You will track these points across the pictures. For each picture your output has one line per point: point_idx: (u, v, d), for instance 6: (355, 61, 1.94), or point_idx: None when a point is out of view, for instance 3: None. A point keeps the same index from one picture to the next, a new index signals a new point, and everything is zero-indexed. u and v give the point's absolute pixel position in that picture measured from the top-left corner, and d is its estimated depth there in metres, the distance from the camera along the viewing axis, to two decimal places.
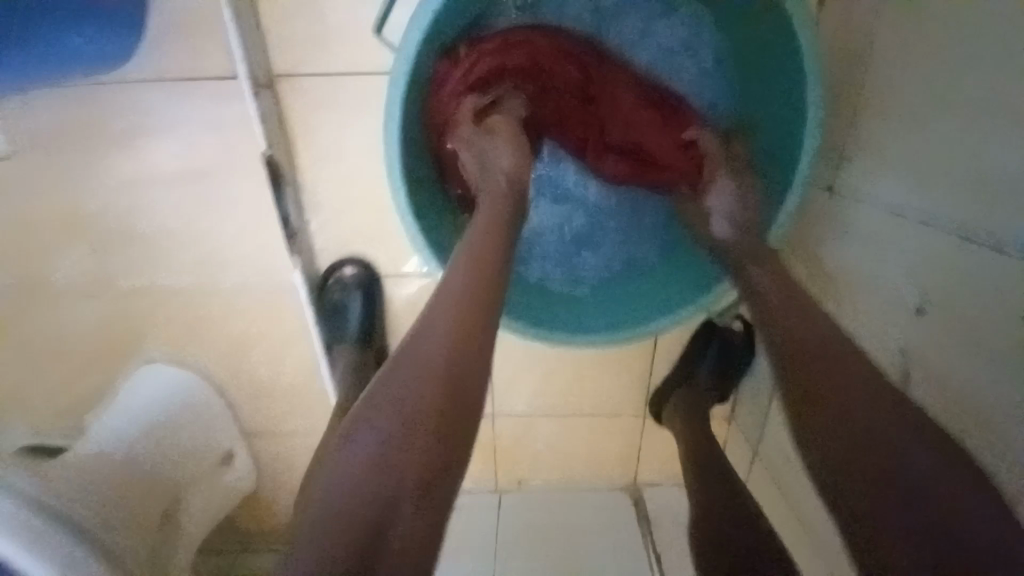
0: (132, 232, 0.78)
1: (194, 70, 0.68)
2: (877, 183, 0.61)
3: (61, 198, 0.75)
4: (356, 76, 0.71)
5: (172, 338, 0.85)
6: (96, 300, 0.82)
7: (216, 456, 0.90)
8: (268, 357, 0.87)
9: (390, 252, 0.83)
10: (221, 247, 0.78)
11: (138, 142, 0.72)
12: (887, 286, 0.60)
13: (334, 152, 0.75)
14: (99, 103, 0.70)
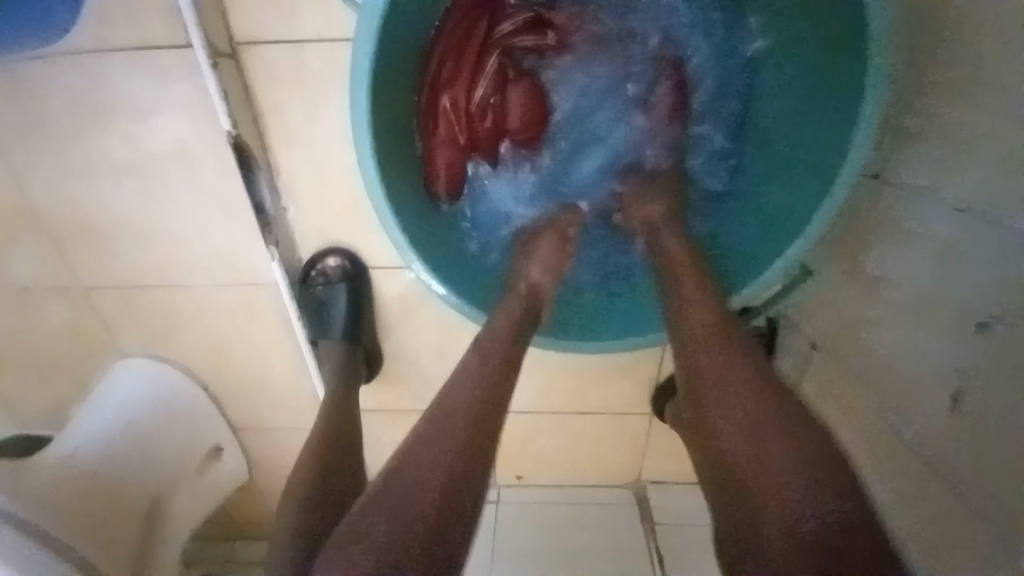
0: (91, 223, 0.71)
1: (141, 37, 0.59)
2: (942, 179, 0.53)
3: (9, 186, 0.68)
4: (327, 43, 0.61)
5: (146, 333, 0.80)
6: (62, 294, 0.76)
7: (201, 454, 0.87)
8: (249, 354, 0.82)
9: (375, 242, 0.75)
10: (189, 238, 0.71)
11: (86, 121, 0.64)
12: (948, 298, 0.51)
13: (308, 131, 0.67)
14: (37, 76, 0.61)
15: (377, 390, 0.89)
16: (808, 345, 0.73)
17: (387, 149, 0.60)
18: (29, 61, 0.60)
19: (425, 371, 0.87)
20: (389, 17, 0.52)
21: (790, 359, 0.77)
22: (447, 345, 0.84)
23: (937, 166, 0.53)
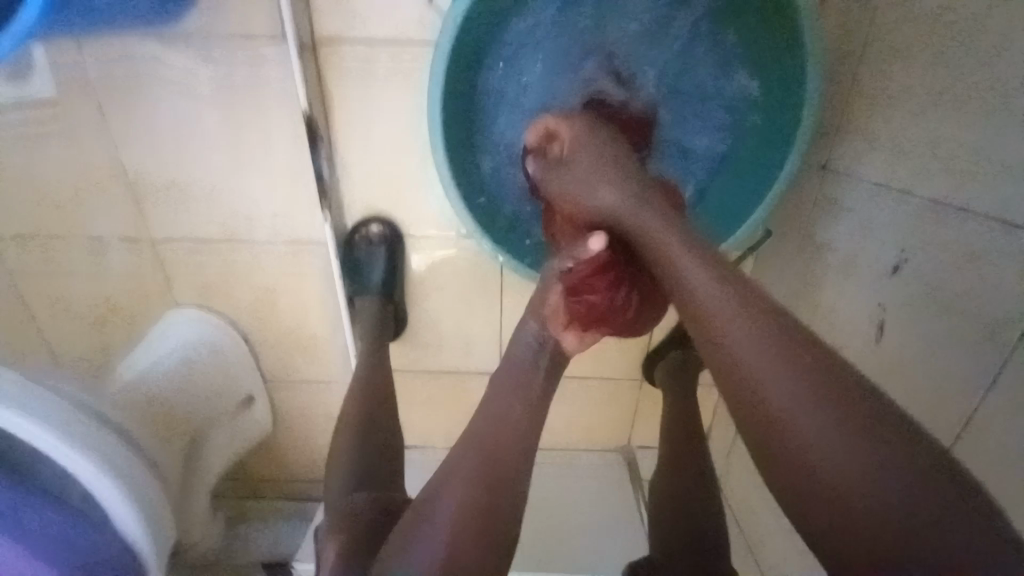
0: (171, 181, 0.83)
1: (242, 29, 0.72)
2: (864, 162, 0.65)
3: (103, 144, 0.79)
4: (391, 43, 0.76)
5: (201, 284, 0.91)
6: (133, 244, 0.87)
7: (236, 400, 0.96)
8: (291, 308, 0.93)
9: (411, 212, 0.88)
10: (253, 199, 0.84)
11: (181, 94, 0.76)
12: (864, 257, 0.65)
13: (366, 112, 0.80)
14: (148, 55, 0.74)
15: (398, 350, 1.00)
16: None
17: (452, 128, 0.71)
18: None
19: (442, 333, 0.98)
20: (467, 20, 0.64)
21: None
22: (467, 309, 0.96)
23: (861, 157, 0.65)
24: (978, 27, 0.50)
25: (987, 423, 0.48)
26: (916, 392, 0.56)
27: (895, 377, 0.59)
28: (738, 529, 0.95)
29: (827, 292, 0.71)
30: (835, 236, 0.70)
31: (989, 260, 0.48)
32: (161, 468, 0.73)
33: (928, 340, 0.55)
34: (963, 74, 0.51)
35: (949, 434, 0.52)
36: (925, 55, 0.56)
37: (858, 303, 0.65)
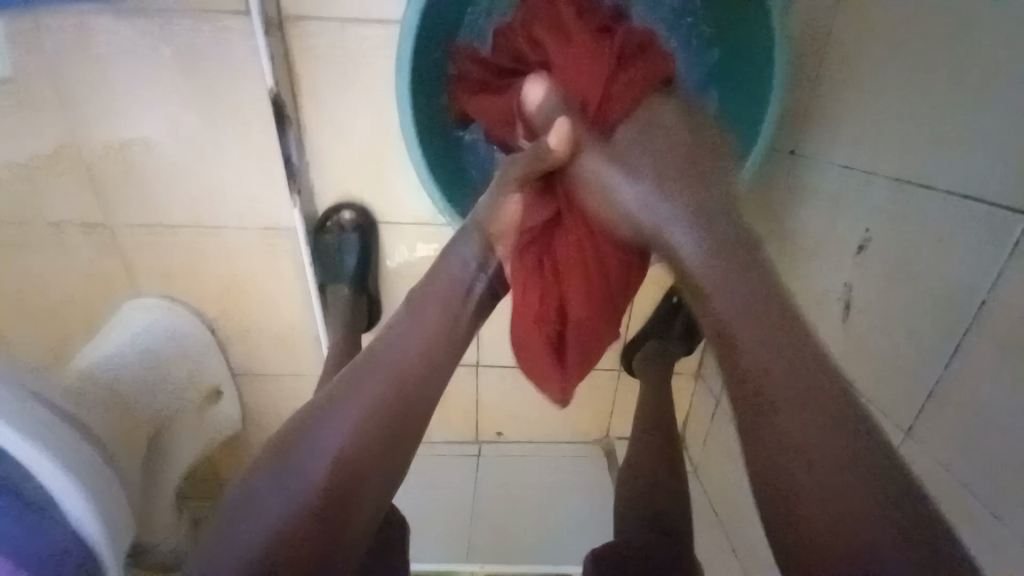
0: (136, 164, 0.79)
1: (203, 5, 0.70)
2: (830, 144, 0.66)
3: (55, 125, 0.75)
4: (359, 22, 0.74)
5: (161, 272, 0.88)
6: (89, 230, 0.83)
7: (202, 394, 0.92)
8: (259, 297, 0.91)
9: (384, 198, 0.86)
10: (218, 184, 0.81)
11: (136, 73, 0.74)
12: (831, 237, 0.66)
13: (334, 93, 0.78)
14: (103, 33, 0.71)
15: None
16: None
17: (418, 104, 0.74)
18: (101, 14, 0.70)
19: None
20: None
21: None
22: None
23: (828, 141, 0.66)
24: (934, 4, 0.51)
25: (950, 394, 0.50)
26: (882, 366, 0.57)
27: (862, 357, 0.60)
28: (710, 501, 0.96)
29: (798, 274, 0.72)
30: (804, 219, 0.71)
31: (953, 235, 0.49)
32: (124, 474, 0.71)
33: (890, 317, 0.56)
34: (919, 51, 0.52)
35: (912, 408, 0.53)
36: (886, 37, 0.57)
37: (826, 283, 0.67)
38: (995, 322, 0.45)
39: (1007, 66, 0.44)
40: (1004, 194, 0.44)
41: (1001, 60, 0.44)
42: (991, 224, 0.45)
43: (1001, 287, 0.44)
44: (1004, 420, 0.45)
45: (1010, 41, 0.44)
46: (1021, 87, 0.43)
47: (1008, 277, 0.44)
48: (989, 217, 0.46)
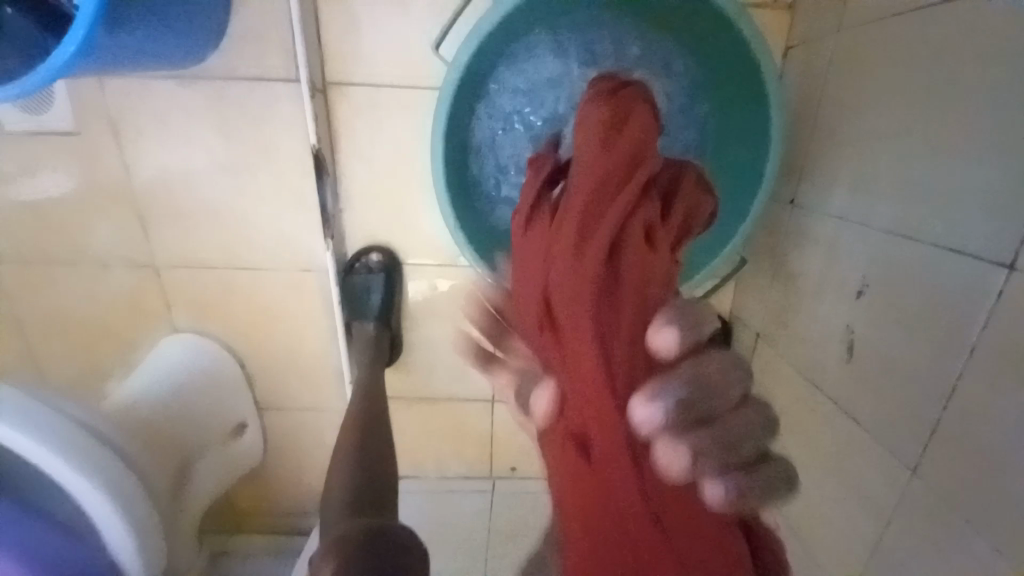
0: (184, 209, 0.86)
1: (257, 73, 0.79)
2: (826, 197, 0.72)
3: (117, 175, 0.84)
4: (396, 87, 0.83)
5: (198, 309, 0.93)
6: (137, 269, 0.89)
7: (227, 427, 0.95)
8: (289, 335, 0.96)
9: (410, 241, 0.92)
10: (259, 230, 0.88)
11: (193, 130, 0.82)
12: (832, 282, 0.70)
13: (369, 149, 0.86)
14: (167, 97, 0.80)
15: (392, 377, 1.02)
16: (754, 337, 0.90)
17: (452, 158, 0.77)
18: (167, 81, 0.79)
19: (435, 360, 1.01)
20: (504, 20, 0.70)
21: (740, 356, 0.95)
22: (459, 334, 0.99)
23: (825, 193, 0.72)
24: (914, 80, 0.57)
25: (952, 433, 0.52)
26: (887, 403, 0.60)
27: (868, 397, 0.63)
28: None
29: (802, 316, 0.76)
30: (805, 264, 0.76)
31: (944, 284, 0.53)
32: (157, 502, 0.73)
33: (892, 359, 0.59)
34: (902, 119, 0.58)
35: (916, 447, 0.56)
36: (872, 104, 0.63)
37: (829, 325, 0.70)
38: (986, 364, 0.49)
39: (979, 135, 0.49)
40: (985, 248, 0.49)
41: (973, 129, 0.50)
42: (976, 274, 0.50)
43: (990, 332, 0.48)
44: (1004, 458, 0.47)
45: (979, 114, 0.49)
46: (991, 155, 0.48)
47: (994, 322, 0.48)
48: (973, 267, 0.50)
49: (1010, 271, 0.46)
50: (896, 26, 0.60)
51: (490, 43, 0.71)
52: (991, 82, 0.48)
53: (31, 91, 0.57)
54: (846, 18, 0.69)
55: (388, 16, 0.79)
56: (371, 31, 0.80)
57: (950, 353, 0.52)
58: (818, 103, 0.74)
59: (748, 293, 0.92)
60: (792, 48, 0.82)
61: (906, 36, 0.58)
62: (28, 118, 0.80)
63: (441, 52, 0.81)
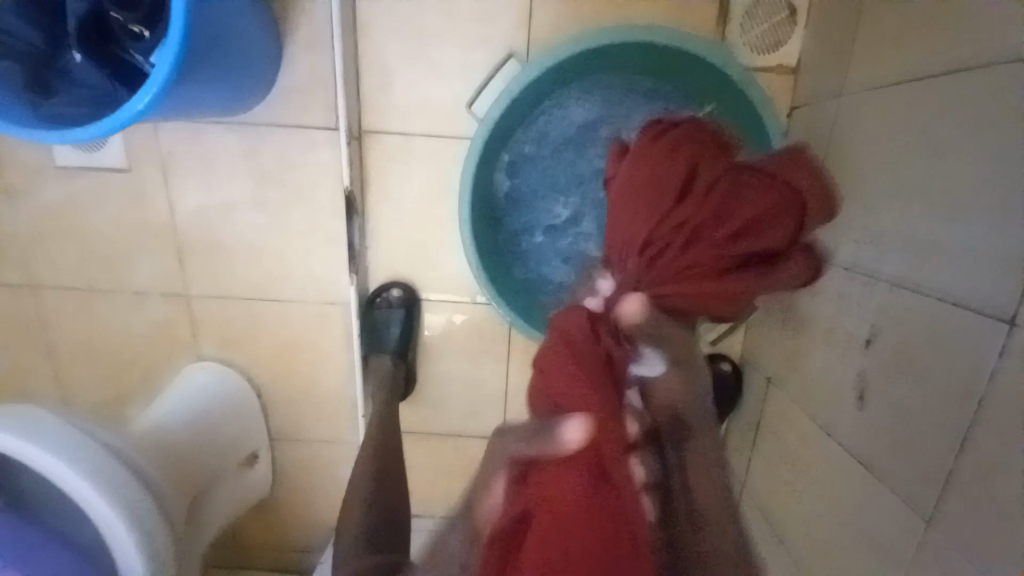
0: (220, 243, 0.91)
1: (299, 121, 0.86)
2: (834, 247, 0.75)
3: (161, 210, 0.89)
4: (426, 135, 0.89)
5: (224, 338, 0.96)
6: (170, 298, 0.94)
7: (241, 456, 0.96)
8: (309, 365, 0.98)
9: (430, 278, 0.96)
10: (288, 264, 0.92)
11: (235, 171, 0.88)
12: (842, 329, 0.72)
13: (397, 191, 0.91)
14: (214, 140, 0.87)
15: (406, 410, 1.03)
16: (766, 382, 0.91)
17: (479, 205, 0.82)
18: (215, 126, 0.86)
19: (449, 395, 1.02)
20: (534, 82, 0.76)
21: (752, 399, 0.95)
22: (473, 370, 1.01)
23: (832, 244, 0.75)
24: (913, 144, 0.61)
25: (965, 484, 0.52)
26: (900, 452, 0.60)
27: (881, 445, 0.63)
28: None
29: (813, 362, 0.78)
30: (816, 311, 0.78)
31: (950, 335, 0.55)
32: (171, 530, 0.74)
33: (903, 408, 0.60)
34: (902, 179, 0.62)
35: (931, 498, 0.56)
36: (872, 164, 0.68)
37: (841, 372, 0.72)
38: (996, 416, 0.50)
39: (976, 198, 0.53)
40: (987, 302, 0.51)
41: (971, 191, 0.53)
42: (981, 328, 0.52)
43: (996, 384, 0.50)
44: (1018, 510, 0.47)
45: (974, 178, 0.53)
46: (988, 216, 0.51)
47: (1001, 375, 0.49)
48: (977, 321, 0.52)
49: (1012, 326, 0.49)
50: (896, 95, 0.65)
51: (520, 103, 0.78)
52: (983, 149, 0.52)
53: (95, 136, 0.64)
54: (845, 87, 0.75)
55: (422, 73, 0.87)
56: (406, 85, 0.87)
57: (959, 403, 0.53)
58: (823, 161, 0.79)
59: (759, 338, 0.94)
60: (797, 109, 0.88)
61: (905, 104, 0.63)
62: (85, 156, 0.87)
63: (473, 109, 0.88)
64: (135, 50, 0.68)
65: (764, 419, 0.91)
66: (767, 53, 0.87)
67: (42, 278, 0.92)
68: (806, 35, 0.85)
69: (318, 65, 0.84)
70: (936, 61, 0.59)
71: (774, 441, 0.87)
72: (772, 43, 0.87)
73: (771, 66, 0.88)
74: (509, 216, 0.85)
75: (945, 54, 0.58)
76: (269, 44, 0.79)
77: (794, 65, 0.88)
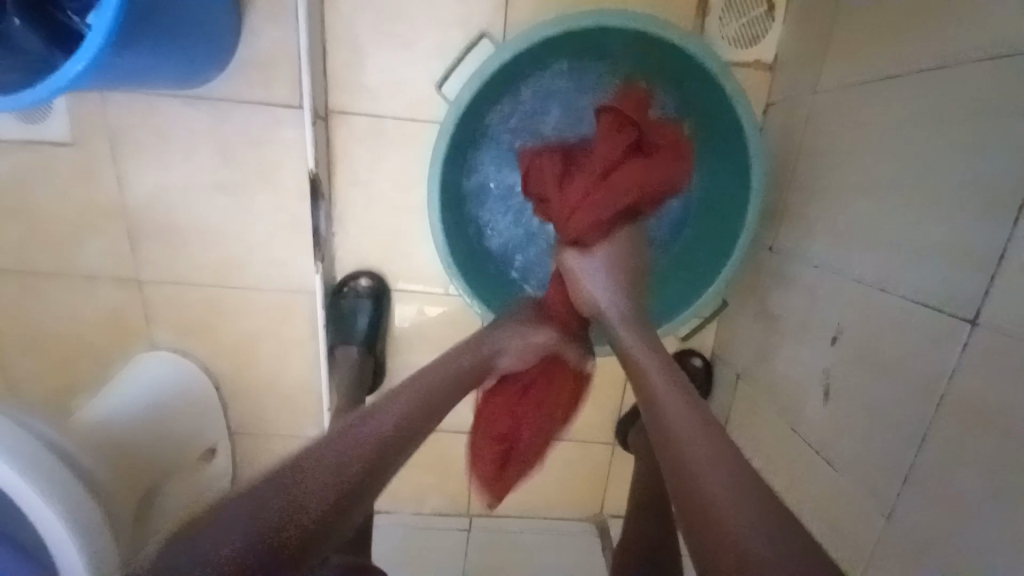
0: (177, 226, 0.86)
1: (262, 98, 0.81)
2: (804, 244, 0.75)
3: (109, 188, 0.83)
4: (396, 119, 0.85)
5: (179, 326, 0.91)
6: (120, 283, 0.88)
7: (197, 452, 0.91)
8: (271, 356, 0.94)
9: (400, 266, 0.93)
10: (249, 249, 0.88)
11: (190, 148, 0.83)
12: (810, 326, 0.72)
13: (366, 176, 0.87)
14: (168, 114, 0.81)
15: None
16: (735, 377, 0.91)
17: (448, 190, 0.78)
18: (172, 100, 0.80)
19: None
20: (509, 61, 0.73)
21: (723, 394, 0.95)
22: None
23: (803, 241, 0.75)
24: (885, 142, 0.61)
25: (924, 477, 0.53)
26: (862, 447, 0.61)
27: (845, 439, 0.64)
28: None
29: (782, 358, 0.78)
30: (785, 308, 0.78)
31: (913, 333, 0.56)
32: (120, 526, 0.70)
33: (867, 404, 0.61)
34: (874, 177, 0.63)
35: (892, 492, 0.57)
36: (845, 162, 0.68)
37: (808, 368, 0.72)
38: (956, 411, 0.50)
39: (943, 197, 0.53)
40: (951, 300, 0.52)
41: (936, 190, 0.54)
42: (942, 326, 0.52)
43: (958, 381, 0.50)
44: (974, 503, 0.48)
45: (942, 177, 0.53)
46: (955, 216, 0.52)
47: (962, 371, 0.50)
48: (941, 319, 0.52)
49: (974, 323, 0.49)
50: (869, 93, 0.65)
51: (495, 81, 0.75)
52: (954, 149, 0.53)
53: (28, 105, 0.58)
54: (820, 84, 0.75)
55: (394, 52, 0.83)
56: (377, 64, 0.83)
57: (917, 399, 0.54)
58: (797, 158, 0.79)
59: (729, 334, 0.94)
60: (772, 105, 0.88)
61: (878, 102, 0.63)
62: (24, 128, 0.80)
63: (442, 90, 0.85)
64: (73, 12, 0.63)
65: (733, 416, 0.91)
66: (745, 47, 0.86)
67: None
68: (783, 31, 0.85)
69: (283, 38, 0.79)
70: (909, 59, 0.59)
71: (744, 437, 0.87)
72: (750, 38, 0.86)
73: (748, 61, 0.87)
74: (477, 190, 0.84)
75: (918, 53, 0.58)
76: (229, 13, 0.74)
77: (772, 61, 0.88)
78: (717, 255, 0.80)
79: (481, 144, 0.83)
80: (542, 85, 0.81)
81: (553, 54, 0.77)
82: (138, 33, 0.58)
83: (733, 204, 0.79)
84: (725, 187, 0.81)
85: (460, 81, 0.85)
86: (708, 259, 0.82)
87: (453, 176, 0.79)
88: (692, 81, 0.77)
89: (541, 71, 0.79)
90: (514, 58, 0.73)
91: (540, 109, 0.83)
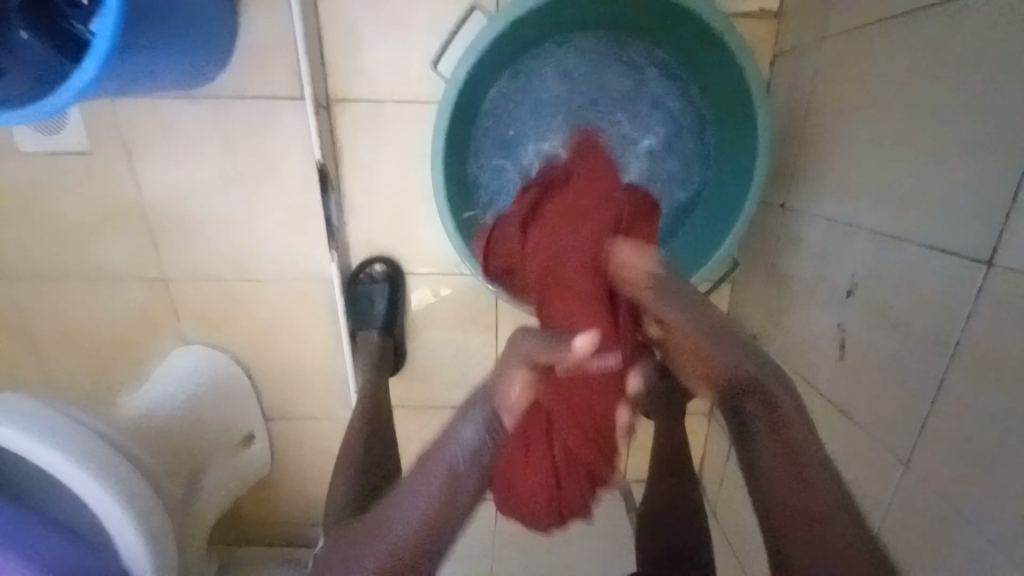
0: (195, 225, 0.89)
1: (262, 92, 0.82)
2: (816, 199, 0.74)
3: (128, 192, 0.87)
4: (396, 102, 0.86)
5: (206, 320, 0.95)
6: (147, 283, 0.92)
7: (236, 437, 0.97)
8: (295, 345, 0.98)
9: (411, 250, 0.95)
10: (265, 242, 0.90)
11: (200, 148, 0.85)
12: (824, 282, 0.72)
13: (371, 162, 0.89)
14: (175, 116, 0.83)
15: (396, 385, 1.03)
16: (751, 338, 0.91)
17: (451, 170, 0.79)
18: (177, 101, 0.82)
19: (438, 368, 1.02)
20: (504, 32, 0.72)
21: None
22: (462, 342, 1.01)
23: (814, 196, 0.74)
24: (895, 86, 0.59)
25: (939, 424, 0.54)
26: (879, 399, 0.61)
27: (861, 392, 0.64)
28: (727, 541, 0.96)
29: (796, 316, 0.78)
30: (798, 266, 0.77)
31: (927, 281, 0.55)
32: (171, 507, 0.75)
33: (883, 356, 0.61)
34: (884, 124, 0.61)
35: (908, 441, 0.57)
36: (854, 110, 0.66)
37: (823, 325, 0.72)
38: (971, 356, 0.50)
39: (955, 138, 0.52)
40: (965, 245, 0.51)
41: (947, 132, 0.52)
42: (956, 272, 0.51)
43: (972, 326, 0.50)
44: (989, 446, 0.48)
45: (953, 118, 0.52)
46: (967, 157, 0.50)
47: (976, 316, 0.49)
48: (954, 265, 0.52)
49: (988, 267, 0.48)
50: (877, 36, 0.62)
51: (491, 55, 0.74)
52: (965, 89, 0.51)
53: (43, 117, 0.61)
54: (826, 30, 0.72)
55: (388, 35, 0.82)
56: (372, 48, 0.83)
57: (932, 348, 0.54)
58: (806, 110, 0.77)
59: (743, 296, 0.94)
60: (778, 57, 0.85)
61: (887, 45, 0.60)
62: (42, 140, 0.83)
63: (438, 69, 0.84)
64: (76, 21, 0.65)
65: None
66: None
67: (13, 268, 0.90)
68: None
69: (277, 30, 0.79)
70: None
71: None
72: None
73: (751, 12, 0.84)
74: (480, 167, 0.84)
75: None
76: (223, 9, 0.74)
77: (777, 10, 0.84)
78: (726, 215, 0.79)
79: (481, 120, 0.82)
80: (538, 53, 0.80)
81: (547, 21, 0.75)
82: (138, 37, 0.60)
83: (740, 162, 0.78)
84: (731, 145, 0.79)
85: (455, 59, 0.84)
86: (716, 219, 0.81)
87: (455, 155, 0.79)
88: (691, 37, 0.75)
89: (536, 39, 0.78)
90: (508, 30, 0.72)
91: (538, 79, 0.82)
